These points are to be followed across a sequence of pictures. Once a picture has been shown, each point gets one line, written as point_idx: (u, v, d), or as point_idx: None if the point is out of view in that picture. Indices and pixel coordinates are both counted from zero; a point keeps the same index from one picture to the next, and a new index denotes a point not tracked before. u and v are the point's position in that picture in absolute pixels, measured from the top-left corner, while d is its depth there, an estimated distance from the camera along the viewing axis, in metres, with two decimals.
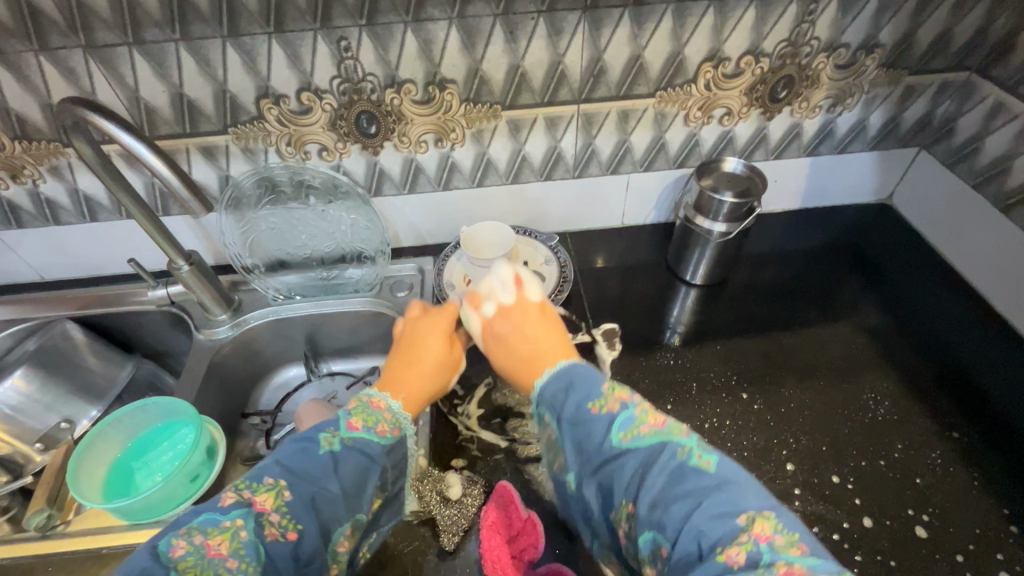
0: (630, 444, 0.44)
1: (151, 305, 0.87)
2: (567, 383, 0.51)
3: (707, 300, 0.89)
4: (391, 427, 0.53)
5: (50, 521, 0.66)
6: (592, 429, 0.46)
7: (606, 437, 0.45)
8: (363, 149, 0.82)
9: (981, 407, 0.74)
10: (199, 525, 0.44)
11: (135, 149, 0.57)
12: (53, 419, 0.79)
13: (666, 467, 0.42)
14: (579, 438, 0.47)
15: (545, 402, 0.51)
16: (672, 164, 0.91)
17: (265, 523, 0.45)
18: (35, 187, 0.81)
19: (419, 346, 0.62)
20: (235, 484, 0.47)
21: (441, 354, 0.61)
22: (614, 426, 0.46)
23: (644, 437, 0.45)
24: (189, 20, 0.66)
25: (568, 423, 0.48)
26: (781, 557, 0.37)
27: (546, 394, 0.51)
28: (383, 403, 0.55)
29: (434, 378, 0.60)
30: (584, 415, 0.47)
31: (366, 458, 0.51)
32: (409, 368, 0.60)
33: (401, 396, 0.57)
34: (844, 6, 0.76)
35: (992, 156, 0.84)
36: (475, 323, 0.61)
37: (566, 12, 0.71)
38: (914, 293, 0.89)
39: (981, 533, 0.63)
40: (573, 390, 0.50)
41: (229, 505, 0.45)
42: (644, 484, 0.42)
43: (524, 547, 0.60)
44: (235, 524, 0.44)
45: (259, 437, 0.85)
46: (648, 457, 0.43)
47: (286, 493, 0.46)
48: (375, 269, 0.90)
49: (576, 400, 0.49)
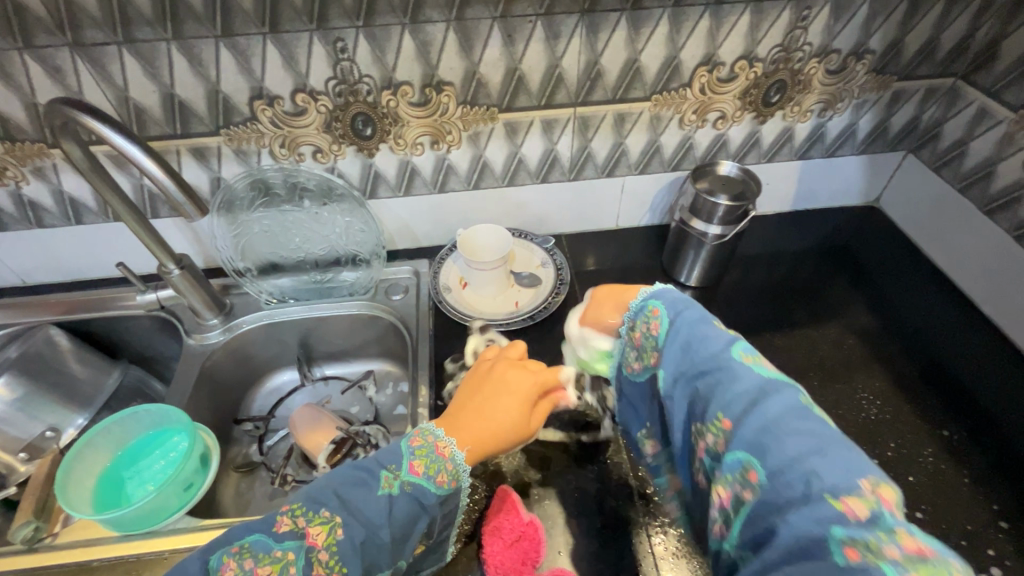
0: (748, 365, 0.45)
1: (139, 310, 0.86)
2: (692, 303, 0.52)
3: (701, 301, 0.89)
4: (449, 479, 0.51)
5: (37, 534, 0.63)
6: (712, 342, 0.48)
7: (730, 354, 0.46)
8: (358, 150, 0.81)
9: (967, 405, 0.76)
10: (251, 549, 0.46)
11: (127, 149, 0.56)
12: (37, 428, 0.77)
13: (784, 401, 0.42)
14: (691, 342, 0.49)
15: (664, 302, 0.53)
16: (666, 167, 0.92)
17: (314, 562, 0.45)
18: (18, 188, 0.78)
19: (505, 402, 0.57)
20: (292, 508, 0.48)
21: (520, 420, 0.57)
22: (737, 349, 0.47)
23: (765, 368, 0.45)
24: (182, 19, 0.65)
25: (683, 326, 0.50)
26: (902, 527, 0.35)
27: (662, 296, 0.54)
28: (448, 452, 0.52)
29: (503, 440, 0.56)
30: (705, 327, 0.49)
31: (420, 506, 0.50)
32: (488, 424, 0.55)
33: (467, 449, 0.54)
34: (835, 13, 0.77)
35: (976, 160, 0.86)
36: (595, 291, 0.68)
37: (564, 16, 0.71)
38: (900, 293, 0.91)
39: (972, 529, 0.64)
40: (695, 306, 0.52)
41: (282, 533, 0.46)
42: (758, 406, 0.42)
43: (527, 551, 0.59)
44: (285, 557, 0.45)
45: (252, 443, 0.83)
46: (766, 385, 0.43)
47: (338, 531, 0.46)
48: (370, 271, 0.88)
49: (697, 317, 0.50)
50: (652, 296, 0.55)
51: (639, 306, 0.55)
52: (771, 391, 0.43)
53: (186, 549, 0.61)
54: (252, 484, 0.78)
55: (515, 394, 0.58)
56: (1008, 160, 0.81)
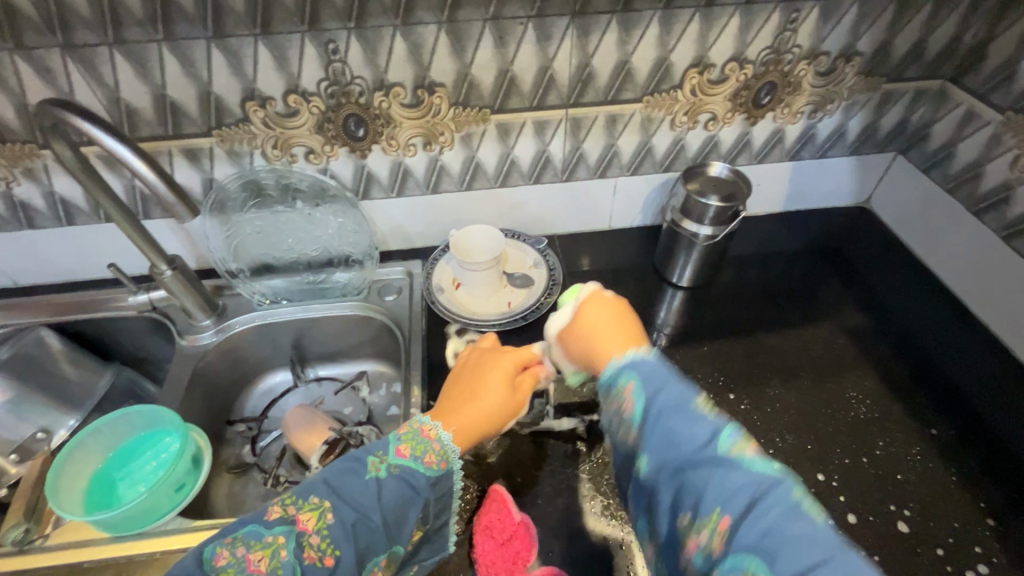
0: (735, 455, 0.44)
1: (131, 311, 0.85)
2: (668, 377, 0.50)
3: (693, 302, 0.90)
4: (438, 459, 0.53)
5: (27, 535, 0.62)
6: (696, 431, 0.46)
7: (715, 443, 0.45)
8: (351, 151, 0.81)
9: (955, 403, 0.76)
10: (243, 537, 0.47)
11: (118, 151, 0.56)
12: (28, 430, 0.77)
13: (781, 501, 0.41)
14: (673, 428, 0.46)
15: (639, 375, 0.51)
16: (658, 168, 0.93)
17: (305, 545, 0.46)
18: (9, 189, 0.78)
19: (482, 382, 0.60)
20: (283, 499, 0.49)
21: (503, 394, 0.60)
22: (721, 435, 0.45)
23: (753, 458, 0.44)
24: (173, 21, 0.65)
25: (665, 409, 0.47)
26: None
27: (639, 367, 0.51)
28: (433, 433, 0.55)
29: (489, 417, 0.58)
30: (687, 411, 0.47)
31: (410, 489, 0.51)
32: (469, 404, 0.58)
33: (452, 429, 0.56)
34: (824, 15, 0.78)
35: (964, 161, 0.87)
36: (590, 285, 0.63)
37: (555, 18, 0.72)
38: (889, 293, 0.91)
39: (960, 527, 0.65)
40: (673, 381, 0.50)
41: (273, 520, 0.48)
42: (756, 508, 0.41)
43: (518, 550, 0.60)
44: (276, 541, 0.46)
45: (245, 444, 0.83)
46: (759, 481, 0.42)
47: (329, 515, 0.47)
48: (363, 272, 0.89)
49: (675, 394, 0.48)
50: (626, 368, 0.52)
51: (611, 379, 0.52)
52: (763, 487, 0.42)
53: (179, 550, 0.61)
54: (245, 485, 0.79)
55: (490, 372, 0.61)
56: (996, 161, 0.82)
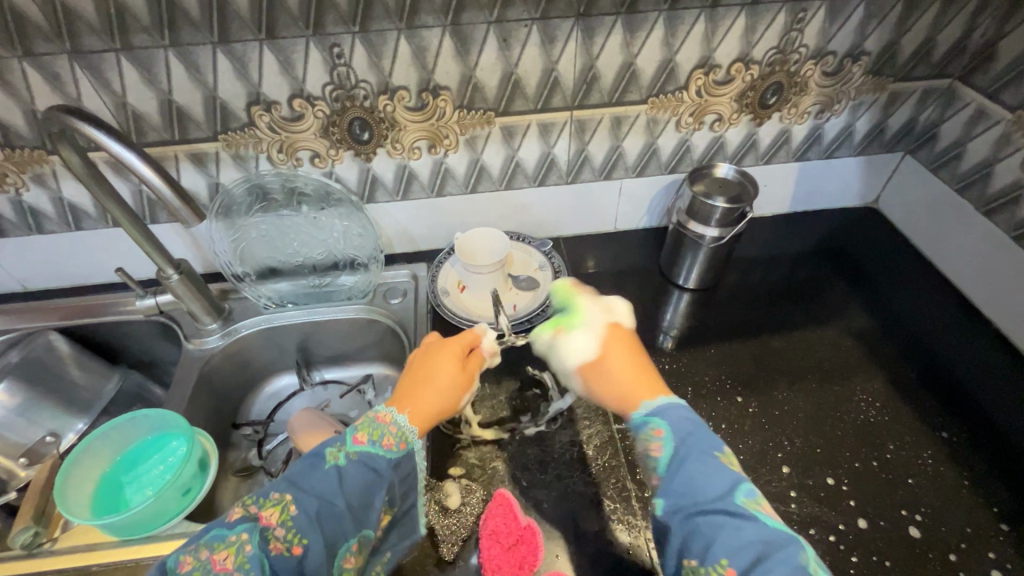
0: (750, 513, 0.45)
1: (138, 315, 0.86)
2: (695, 425, 0.52)
3: (699, 304, 0.89)
4: (396, 440, 0.54)
5: (36, 539, 0.63)
6: (716, 481, 0.47)
7: (732, 497, 0.46)
8: (355, 155, 0.81)
9: (966, 406, 0.75)
10: (206, 541, 0.46)
11: (125, 156, 0.56)
12: (37, 433, 0.77)
13: (789, 560, 0.42)
14: (694, 477, 0.47)
15: (668, 420, 0.52)
16: (664, 170, 0.92)
17: (270, 537, 0.46)
18: (18, 195, 0.79)
19: (432, 364, 0.62)
20: (243, 500, 0.49)
21: (458, 373, 0.62)
22: (739, 491, 0.47)
23: (768, 518, 0.45)
24: (179, 26, 0.65)
25: (691, 456, 0.49)
26: None
27: (670, 411, 0.53)
28: (388, 417, 0.55)
29: (444, 396, 0.60)
30: (711, 461, 0.48)
31: (372, 471, 0.51)
32: (425, 386, 0.60)
33: (408, 410, 0.57)
34: (831, 14, 0.78)
35: (974, 161, 0.86)
36: (601, 319, 0.66)
37: (559, 20, 0.71)
38: (899, 295, 0.90)
39: (972, 532, 0.64)
40: (702, 431, 0.51)
41: (236, 520, 0.47)
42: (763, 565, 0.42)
43: (523, 556, 0.59)
44: (240, 539, 0.46)
45: (251, 447, 0.84)
46: (770, 539, 0.44)
47: (291, 507, 0.47)
48: (368, 275, 0.89)
49: (701, 441, 0.50)
50: (656, 410, 0.54)
51: (640, 423, 0.54)
52: (773, 545, 0.43)
53: None
54: (251, 488, 0.79)
55: (439, 355, 0.63)
56: (1006, 160, 0.81)
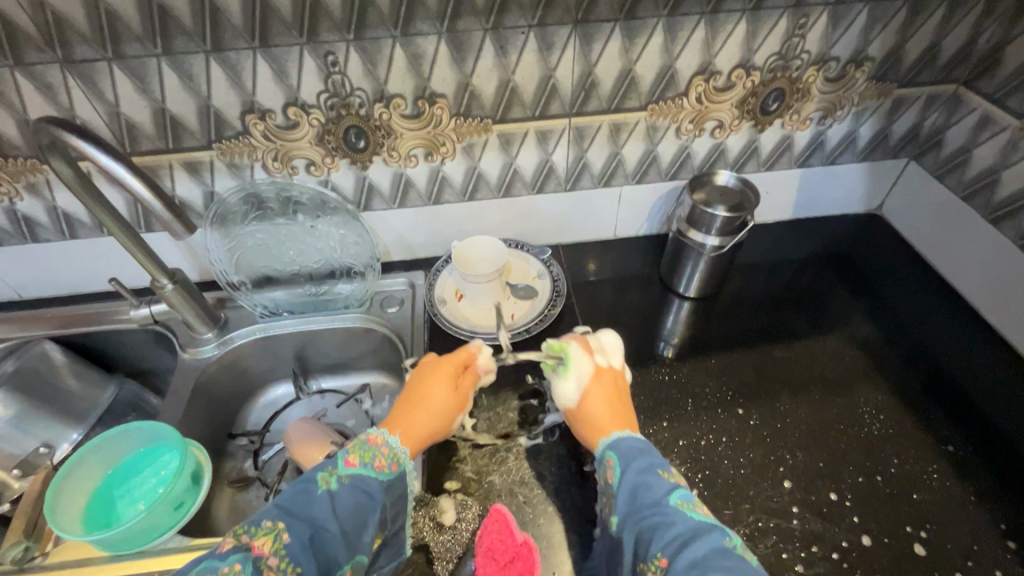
0: (683, 511, 0.48)
1: (133, 324, 0.85)
2: (644, 448, 0.55)
3: (700, 313, 0.88)
4: (388, 462, 0.54)
5: (27, 553, 0.62)
6: (655, 485, 0.51)
7: (669, 499, 0.49)
8: (351, 163, 0.81)
9: (972, 418, 0.74)
10: (198, 574, 0.44)
11: (114, 169, 0.56)
12: (31, 444, 0.77)
13: (716, 543, 0.45)
14: (636, 488, 0.51)
15: (617, 448, 0.55)
16: (664, 176, 0.91)
17: (264, 567, 0.44)
18: (12, 204, 0.78)
19: (425, 384, 0.62)
20: (234, 530, 0.47)
21: (449, 393, 0.62)
22: (676, 493, 0.50)
23: (699, 513, 0.49)
24: (171, 35, 0.64)
25: (633, 470, 0.52)
26: None
27: (622, 443, 0.56)
28: (380, 439, 0.55)
29: (437, 418, 0.60)
30: (650, 471, 0.52)
31: (365, 494, 0.51)
32: (416, 405, 0.60)
33: (399, 432, 0.58)
34: (833, 20, 0.76)
35: (979, 168, 0.84)
36: (584, 362, 0.64)
37: (557, 27, 0.70)
38: (904, 303, 0.89)
39: (979, 549, 0.62)
40: (646, 450, 0.55)
41: (227, 551, 0.46)
42: (689, 548, 0.45)
43: (518, 573, 0.58)
44: (233, 569, 0.44)
45: (247, 458, 0.83)
46: (700, 527, 0.47)
47: (284, 535, 0.46)
48: (365, 284, 0.88)
49: (647, 458, 0.54)
50: (611, 444, 0.56)
51: (602, 454, 0.56)
52: (700, 534, 0.46)
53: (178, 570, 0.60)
54: (248, 499, 0.78)
55: (432, 375, 0.63)
56: (1012, 168, 0.80)
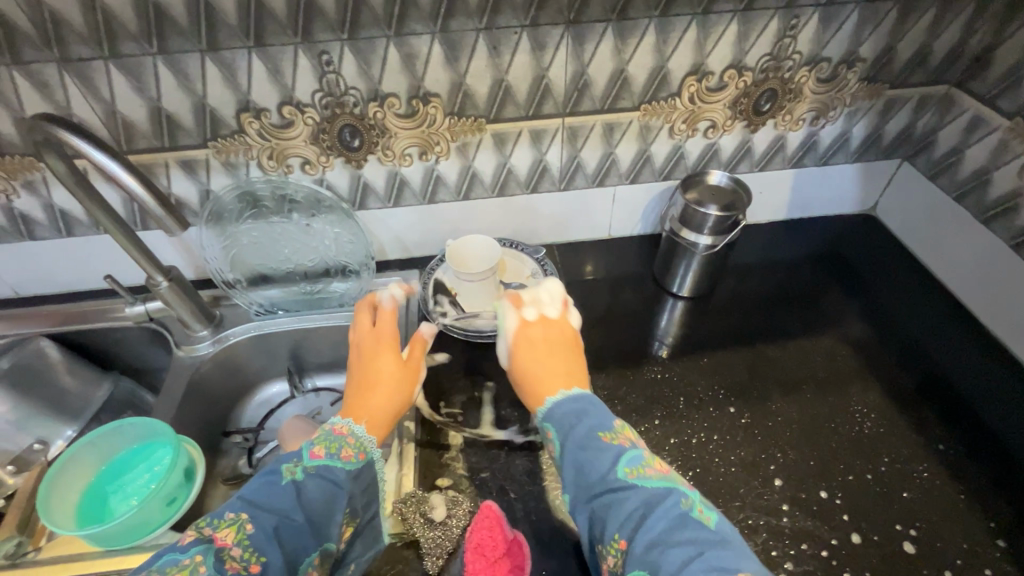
0: (633, 482, 0.47)
1: (129, 321, 0.85)
2: (582, 413, 0.54)
3: (694, 312, 0.89)
4: (355, 451, 0.54)
5: (20, 548, 0.63)
6: (600, 460, 0.49)
7: (615, 471, 0.48)
8: (346, 162, 0.81)
9: (962, 417, 0.74)
10: (158, 567, 0.43)
11: (107, 165, 0.56)
12: (26, 440, 0.78)
13: (671, 510, 0.45)
14: (583, 465, 0.50)
15: (555, 421, 0.54)
16: (658, 176, 0.91)
17: (226, 557, 0.44)
18: (9, 202, 0.79)
19: (372, 369, 0.62)
20: (196, 523, 0.47)
21: (394, 367, 0.62)
22: (621, 462, 0.49)
23: (649, 477, 0.48)
24: (167, 34, 0.65)
25: (575, 446, 0.51)
26: None
27: (556, 412, 0.55)
28: (346, 429, 0.56)
29: (395, 393, 0.61)
30: (596, 443, 0.51)
31: (331, 484, 0.51)
32: (368, 390, 0.60)
33: (365, 420, 0.57)
34: (824, 21, 0.77)
35: (972, 168, 0.85)
36: (511, 320, 0.64)
37: (550, 27, 0.71)
38: (897, 303, 0.89)
39: (968, 548, 0.62)
40: (587, 417, 0.53)
41: (188, 543, 0.45)
42: (644, 524, 0.44)
43: (509, 570, 0.58)
44: (194, 561, 0.44)
45: (241, 455, 0.83)
46: (649, 497, 0.46)
47: (248, 526, 0.46)
48: (360, 282, 0.88)
49: (587, 427, 0.52)
50: (547, 413, 0.56)
51: (541, 426, 0.56)
52: (651, 503, 0.46)
53: None
54: None
55: (375, 358, 0.63)
56: (1003, 168, 0.80)
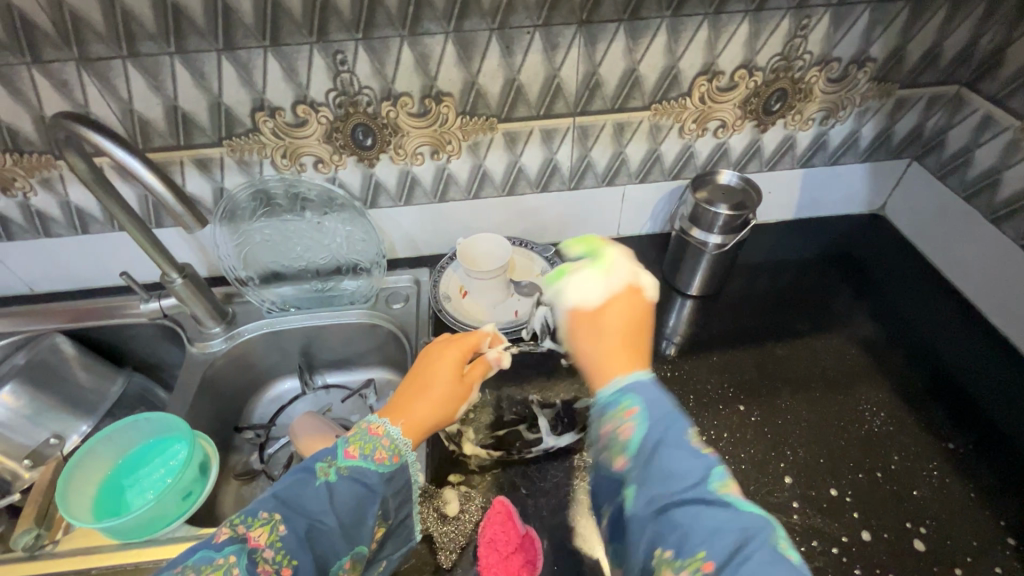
0: (725, 501, 0.42)
1: (143, 318, 0.86)
2: (670, 408, 0.48)
3: (701, 312, 0.89)
4: (389, 454, 0.53)
5: (38, 541, 0.63)
6: (690, 466, 0.44)
7: (708, 483, 0.43)
8: (358, 160, 0.82)
9: (971, 415, 0.75)
10: (193, 564, 0.44)
11: (127, 161, 0.57)
12: (42, 435, 0.79)
13: (767, 541, 0.40)
14: (670, 465, 0.44)
15: (642, 401, 0.48)
16: (667, 176, 0.92)
17: (259, 559, 0.45)
18: (26, 199, 0.80)
19: (428, 371, 0.61)
20: (231, 518, 0.48)
21: (452, 381, 0.61)
22: (714, 475, 0.43)
23: (742, 500, 0.42)
24: (185, 33, 0.66)
25: (665, 442, 0.45)
26: None
27: (644, 390, 0.49)
28: (381, 430, 0.55)
29: (441, 406, 0.59)
30: (686, 446, 0.45)
31: (363, 487, 0.50)
32: (416, 395, 0.59)
33: (401, 423, 0.56)
34: (835, 21, 0.77)
35: (980, 168, 0.85)
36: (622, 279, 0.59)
37: (562, 27, 0.72)
38: (904, 302, 0.90)
39: (978, 546, 0.63)
40: (674, 413, 0.47)
41: (223, 541, 0.46)
42: (740, 553, 0.39)
43: (523, 564, 0.59)
44: (228, 561, 0.44)
45: (253, 451, 0.84)
46: (747, 523, 0.40)
47: (280, 527, 0.46)
48: (371, 280, 0.89)
49: (676, 425, 0.46)
50: (630, 388, 0.49)
51: (611, 399, 0.49)
52: (750, 530, 0.40)
53: None
54: (253, 491, 0.79)
55: (439, 359, 0.62)
56: (1014, 168, 0.80)
